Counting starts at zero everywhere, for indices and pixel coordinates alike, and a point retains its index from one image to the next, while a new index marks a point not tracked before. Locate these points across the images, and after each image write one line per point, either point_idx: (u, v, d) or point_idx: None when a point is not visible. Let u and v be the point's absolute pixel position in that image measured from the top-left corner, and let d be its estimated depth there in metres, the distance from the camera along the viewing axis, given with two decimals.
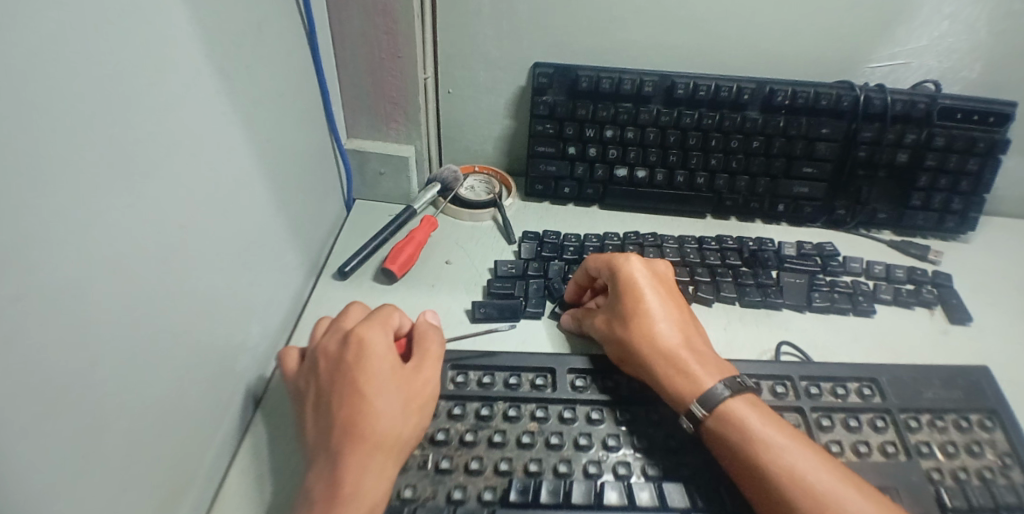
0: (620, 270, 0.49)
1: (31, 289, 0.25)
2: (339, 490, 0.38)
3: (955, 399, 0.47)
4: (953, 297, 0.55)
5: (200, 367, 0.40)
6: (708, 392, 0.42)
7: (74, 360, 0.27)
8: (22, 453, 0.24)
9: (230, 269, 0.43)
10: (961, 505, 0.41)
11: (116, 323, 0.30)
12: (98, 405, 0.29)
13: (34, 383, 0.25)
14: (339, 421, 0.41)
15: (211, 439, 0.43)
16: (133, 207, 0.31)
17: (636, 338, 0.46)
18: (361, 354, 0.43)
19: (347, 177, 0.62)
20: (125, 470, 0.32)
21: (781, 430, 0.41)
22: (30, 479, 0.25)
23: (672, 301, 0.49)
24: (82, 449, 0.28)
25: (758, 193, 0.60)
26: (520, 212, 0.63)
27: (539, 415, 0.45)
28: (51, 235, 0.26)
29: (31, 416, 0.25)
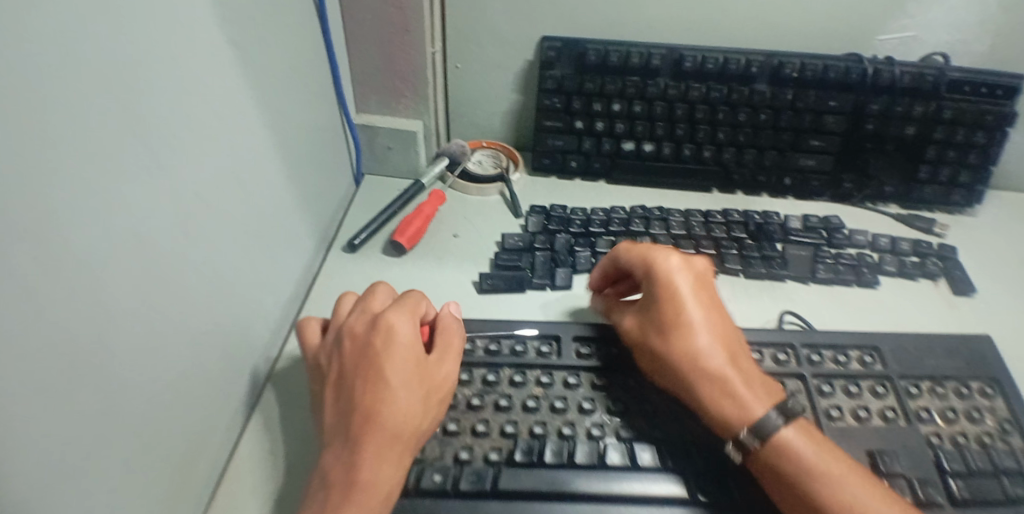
0: (660, 275, 0.46)
1: (53, 257, 0.26)
2: (355, 476, 0.38)
3: (957, 367, 0.48)
4: (958, 269, 0.55)
5: (213, 334, 0.41)
6: (759, 420, 0.40)
7: (94, 319, 0.29)
8: (45, 412, 0.26)
9: (243, 240, 0.44)
10: (959, 469, 0.42)
11: (134, 286, 0.32)
12: (117, 363, 0.31)
13: (58, 339, 0.26)
14: (359, 407, 0.41)
15: (226, 402, 0.44)
16: (150, 176, 0.33)
17: (679, 353, 0.43)
18: (388, 340, 0.44)
19: (356, 152, 0.63)
20: (145, 426, 0.34)
21: (833, 457, 0.39)
22: (60, 426, 0.27)
23: (715, 309, 0.45)
24: (105, 403, 0.30)
25: (766, 167, 0.60)
26: (526, 187, 0.64)
27: (544, 381, 0.46)
28: (74, 198, 0.27)
29: (58, 371, 0.27)
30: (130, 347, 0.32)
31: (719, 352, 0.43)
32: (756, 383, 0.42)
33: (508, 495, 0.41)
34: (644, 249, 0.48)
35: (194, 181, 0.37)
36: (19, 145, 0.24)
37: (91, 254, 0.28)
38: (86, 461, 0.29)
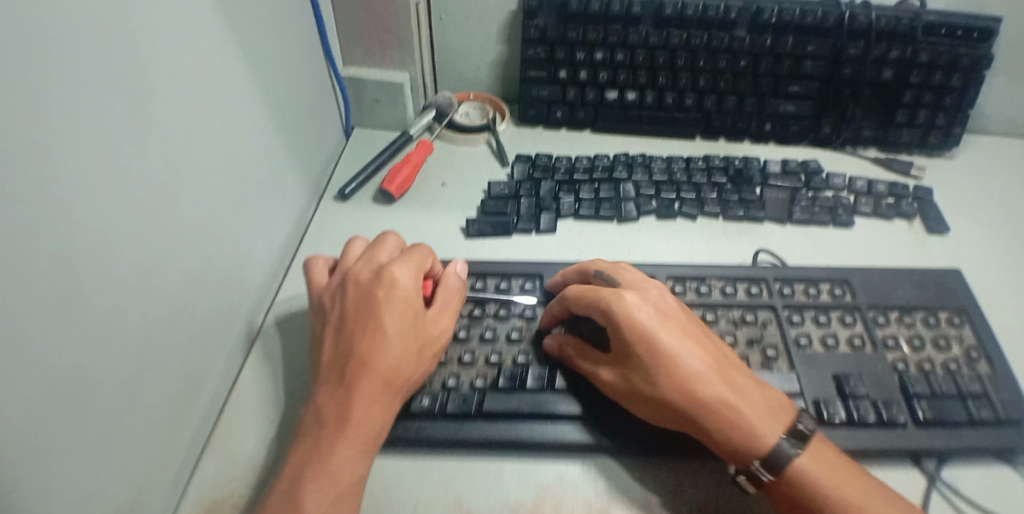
0: (621, 317, 0.41)
1: (54, 177, 0.28)
2: (347, 415, 0.38)
3: (925, 298, 0.49)
4: (932, 209, 0.57)
5: (208, 270, 0.43)
6: (773, 451, 0.37)
7: (96, 241, 0.31)
8: (54, 325, 0.28)
9: (233, 182, 0.46)
10: (922, 391, 0.44)
11: (130, 215, 0.34)
12: (120, 284, 0.33)
13: (64, 257, 0.29)
14: (355, 351, 0.41)
15: (224, 338, 0.47)
16: (139, 112, 0.34)
17: (672, 394, 0.39)
18: (391, 290, 0.43)
19: (344, 104, 0.64)
20: (148, 350, 0.36)
21: (857, 484, 0.36)
22: (71, 338, 0.29)
23: (692, 335, 0.41)
24: (110, 323, 0.33)
25: (746, 113, 0.61)
26: (513, 138, 0.65)
27: (527, 315, 0.49)
28: (69, 126, 0.29)
29: (65, 286, 0.29)
30: (131, 272, 0.34)
31: (712, 383, 0.39)
32: (755, 397, 0.39)
33: (492, 416, 0.44)
34: (595, 290, 0.44)
35: (183, 120, 0.39)
36: (14, 68, 0.25)
37: (91, 177, 0.30)
38: (97, 375, 0.32)
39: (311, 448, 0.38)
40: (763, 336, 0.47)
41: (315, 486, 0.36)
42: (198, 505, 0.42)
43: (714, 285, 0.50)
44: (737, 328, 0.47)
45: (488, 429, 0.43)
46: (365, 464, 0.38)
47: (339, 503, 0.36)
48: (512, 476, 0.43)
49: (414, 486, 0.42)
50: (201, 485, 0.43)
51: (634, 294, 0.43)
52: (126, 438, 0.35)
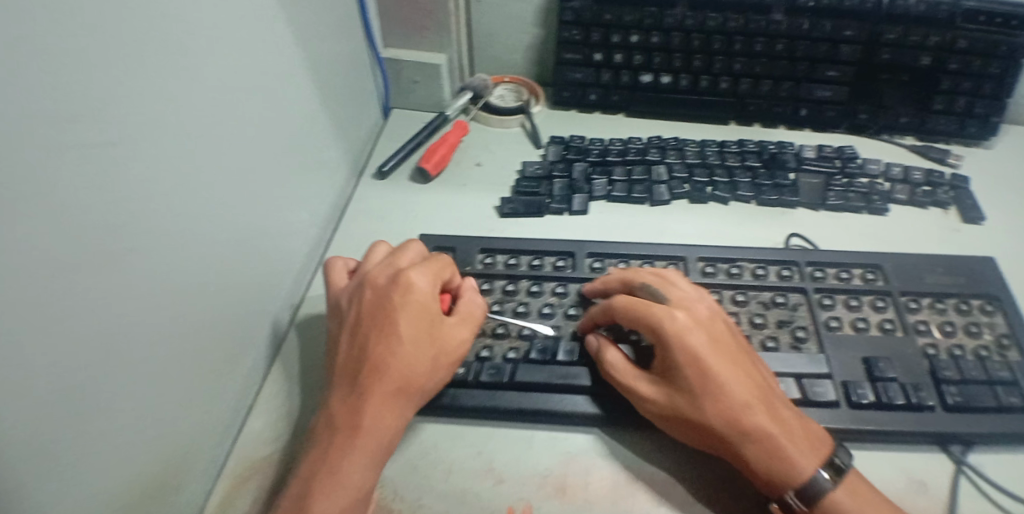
0: (673, 340, 0.40)
1: (115, 143, 0.30)
2: (357, 422, 0.39)
3: (958, 285, 0.49)
4: (968, 197, 0.57)
5: (254, 241, 0.46)
6: (810, 482, 0.37)
7: (150, 206, 0.33)
8: (112, 281, 0.31)
9: (278, 158, 0.48)
10: (952, 375, 0.44)
11: (180, 184, 0.36)
12: (172, 248, 0.36)
13: (121, 219, 0.31)
14: (369, 359, 0.41)
15: (269, 305, 0.49)
16: (190, 88, 0.36)
17: (718, 421, 0.39)
18: (407, 295, 0.43)
19: (383, 85, 0.66)
20: (197, 313, 0.39)
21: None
22: (127, 294, 0.32)
23: (738, 361, 0.40)
24: (164, 284, 0.35)
25: (781, 97, 0.61)
26: (547, 120, 0.66)
27: (559, 291, 0.50)
28: (127, 96, 0.31)
29: (123, 247, 0.31)
30: (182, 238, 0.36)
31: (757, 414, 0.38)
32: (796, 429, 0.39)
33: (523, 387, 0.46)
34: (647, 305, 0.42)
35: (230, 96, 0.41)
36: (75, 41, 0.27)
37: (148, 143, 0.33)
38: (149, 331, 0.34)
39: (323, 452, 0.39)
40: (793, 318, 0.48)
41: (326, 493, 0.37)
42: (245, 460, 0.45)
43: (746, 268, 0.50)
44: (767, 310, 0.48)
45: (520, 398, 0.45)
46: (376, 470, 0.40)
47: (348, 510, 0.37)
48: (542, 444, 0.45)
49: (448, 449, 0.45)
50: (248, 442, 0.46)
51: (685, 314, 0.42)
52: (179, 392, 0.38)
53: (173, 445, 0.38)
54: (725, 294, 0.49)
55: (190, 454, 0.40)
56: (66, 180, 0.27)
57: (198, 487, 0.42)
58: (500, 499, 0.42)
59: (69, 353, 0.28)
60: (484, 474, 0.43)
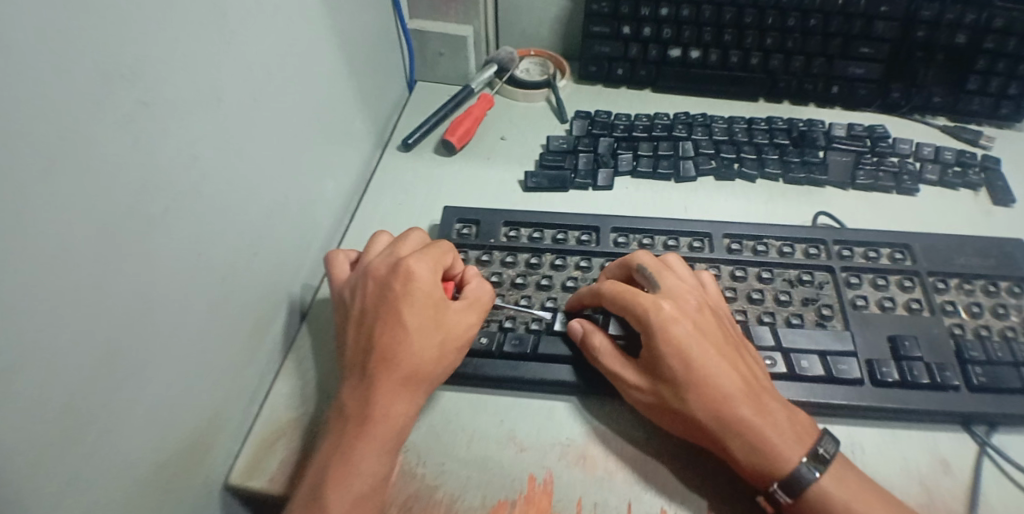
0: (662, 333, 0.40)
1: (147, 111, 0.31)
2: (367, 411, 0.40)
3: (987, 266, 0.49)
4: (999, 179, 0.56)
5: (283, 209, 0.46)
6: (791, 474, 0.36)
7: (179, 173, 0.34)
8: (142, 246, 0.32)
9: (307, 127, 0.48)
10: (978, 356, 0.44)
11: (209, 154, 0.37)
12: (201, 215, 0.36)
13: (150, 185, 0.32)
14: (376, 349, 0.41)
15: (296, 273, 0.50)
16: (221, 57, 0.37)
17: (703, 413, 0.39)
18: (407, 284, 0.43)
19: (409, 57, 0.66)
20: (224, 280, 0.40)
21: (881, 505, 0.36)
22: (158, 260, 0.33)
23: (727, 354, 0.40)
24: (191, 251, 0.36)
25: (813, 74, 0.60)
26: (572, 94, 0.65)
27: (583, 265, 0.50)
28: (158, 65, 0.32)
29: (152, 212, 0.32)
30: (210, 206, 0.37)
31: (741, 407, 0.38)
32: (784, 422, 0.38)
33: (546, 358, 0.46)
34: (635, 295, 0.42)
35: (260, 65, 0.41)
36: (107, 9, 0.28)
37: (179, 109, 0.34)
38: (177, 294, 0.35)
39: (334, 443, 0.39)
40: (819, 296, 0.48)
41: (338, 482, 0.37)
42: (272, 423, 0.46)
43: (772, 245, 0.50)
44: (793, 287, 0.48)
45: (543, 369, 0.45)
46: (389, 459, 0.39)
47: (364, 498, 0.38)
48: (565, 414, 0.45)
49: (471, 418, 0.45)
50: (275, 405, 0.47)
51: (673, 305, 0.41)
52: (207, 354, 0.39)
53: (202, 405, 0.39)
54: (750, 271, 0.49)
55: (220, 414, 0.42)
56: (101, 146, 0.28)
57: (229, 447, 0.43)
58: (522, 468, 0.42)
59: (98, 312, 0.29)
60: (506, 443, 0.43)
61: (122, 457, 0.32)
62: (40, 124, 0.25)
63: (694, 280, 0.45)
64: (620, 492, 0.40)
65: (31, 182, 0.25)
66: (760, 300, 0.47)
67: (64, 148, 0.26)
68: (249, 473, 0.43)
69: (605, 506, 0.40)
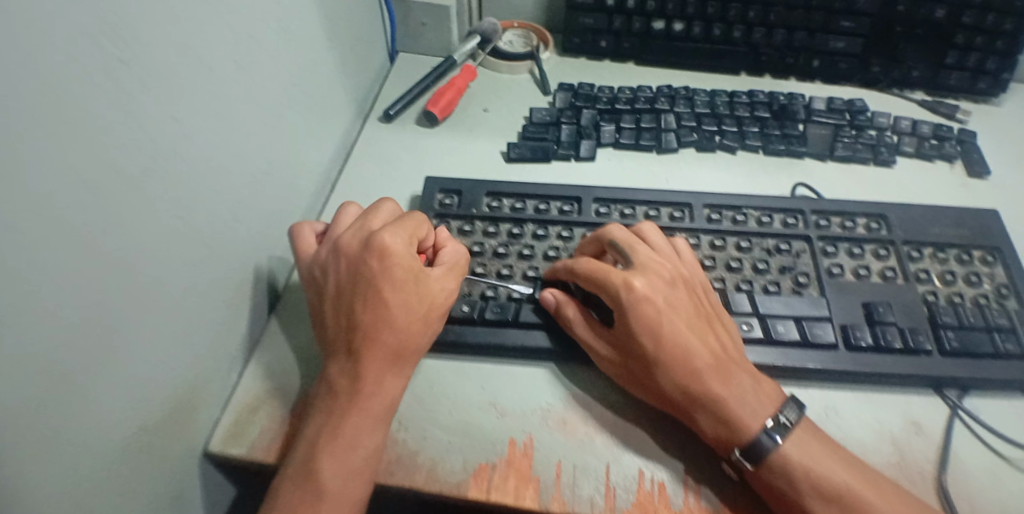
0: (635, 310, 0.40)
1: (127, 70, 0.30)
2: (356, 388, 0.39)
3: (962, 236, 0.50)
4: (975, 152, 0.57)
5: (264, 176, 0.46)
6: (751, 442, 0.37)
7: (161, 135, 0.34)
8: (123, 207, 0.31)
9: (288, 93, 0.48)
10: (951, 321, 0.45)
11: (191, 117, 0.36)
12: (181, 179, 0.36)
13: (131, 146, 0.31)
14: (360, 326, 0.41)
15: (277, 241, 0.49)
16: (201, 17, 0.36)
17: (673, 387, 0.39)
18: (384, 260, 0.42)
19: (390, 26, 0.65)
20: (205, 246, 0.39)
21: (842, 466, 0.36)
22: (140, 222, 0.33)
23: (696, 327, 0.40)
24: (172, 215, 0.35)
25: (795, 48, 0.60)
26: (556, 67, 0.65)
27: (565, 235, 0.50)
28: (138, 22, 0.31)
29: (131, 173, 0.32)
30: (190, 170, 0.37)
31: (707, 380, 0.38)
32: (746, 393, 0.38)
33: (528, 326, 0.46)
34: (605, 272, 0.42)
35: (242, 27, 0.40)
36: None
37: (158, 66, 0.33)
38: (159, 257, 0.35)
39: (325, 420, 0.39)
40: (796, 265, 0.48)
41: (335, 453, 0.37)
42: (254, 390, 0.45)
43: (751, 215, 0.51)
44: (770, 256, 0.49)
45: (524, 336, 0.46)
46: (383, 430, 0.40)
47: (359, 472, 0.38)
48: (545, 380, 0.45)
49: (453, 384, 0.45)
50: (256, 372, 0.46)
51: (643, 281, 0.41)
52: (188, 321, 0.39)
53: (183, 371, 0.39)
54: (729, 240, 0.49)
55: (201, 381, 0.41)
56: (80, 102, 0.28)
57: (210, 413, 0.43)
58: (503, 432, 0.42)
59: (80, 273, 0.29)
60: (487, 409, 0.43)
61: (102, 420, 0.32)
62: (20, 74, 0.24)
63: (668, 250, 0.45)
64: (600, 455, 0.41)
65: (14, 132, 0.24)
66: (738, 268, 0.48)
67: (41, 98, 0.26)
68: (232, 438, 0.43)
69: (585, 468, 0.40)
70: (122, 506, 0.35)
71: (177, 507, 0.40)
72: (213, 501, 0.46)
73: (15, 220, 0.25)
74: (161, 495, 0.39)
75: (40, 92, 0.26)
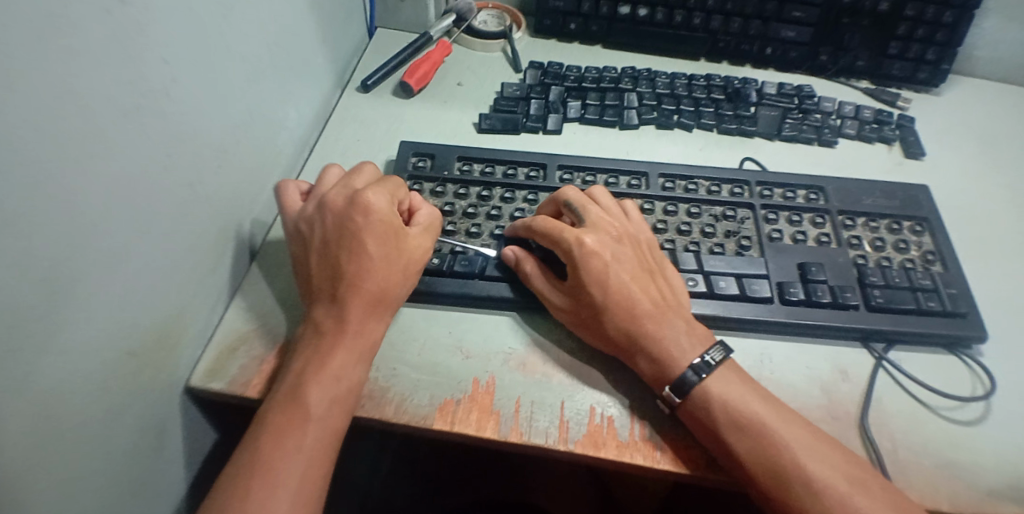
0: (589, 265, 0.44)
1: (120, 13, 0.33)
2: (341, 329, 0.42)
3: (893, 207, 0.55)
4: (912, 135, 0.62)
5: (246, 131, 0.48)
6: (678, 378, 0.41)
7: (151, 80, 0.36)
8: (115, 140, 0.34)
9: (271, 55, 0.50)
10: (878, 281, 0.49)
11: (179, 65, 0.39)
12: (169, 124, 0.38)
13: (123, 86, 0.34)
14: (344, 273, 0.44)
15: (257, 196, 0.52)
16: None
17: (617, 332, 0.43)
18: (368, 216, 0.45)
19: (370, 2, 0.68)
20: (190, 190, 0.42)
21: (758, 400, 0.40)
22: (131, 157, 0.35)
23: (642, 279, 0.45)
24: (160, 155, 0.38)
25: (750, 35, 0.65)
26: (527, 47, 0.69)
27: (531, 198, 0.53)
28: None
29: (122, 111, 0.34)
30: (178, 116, 0.39)
31: (648, 324, 0.43)
32: (679, 334, 0.42)
33: (492, 278, 0.49)
34: (559, 228, 0.46)
35: None
36: None
37: (153, 12, 0.36)
38: (147, 193, 0.37)
39: (313, 355, 0.42)
40: (740, 230, 0.52)
41: (319, 381, 0.40)
42: (233, 332, 0.48)
43: (701, 185, 0.55)
44: (717, 221, 0.53)
45: (490, 287, 0.49)
46: (365, 366, 0.43)
47: (340, 400, 0.41)
48: (507, 327, 0.48)
49: (419, 329, 0.48)
50: (235, 317, 0.49)
51: (593, 237, 0.45)
52: (172, 262, 0.41)
53: (165, 307, 0.41)
54: (680, 206, 0.53)
55: (183, 321, 0.44)
56: (77, 38, 0.30)
57: (192, 351, 0.45)
58: (467, 372, 0.45)
59: (73, 198, 0.31)
60: (453, 351, 0.47)
61: (91, 339, 0.34)
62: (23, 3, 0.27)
63: (616, 211, 0.49)
64: (556, 392, 0.44)
65: (14, 49, 0.27)
66: (688, 231, 0.52)
67: (40, 23, 0.28)
68: (212, 375, 0.45)
69: (541, 403, 0.44)
70: (109, 423, 0.37)
71: (157, 436, 0.43)
72: (193, 438, 0.48)
73: (15, 131, 0.28)
74: (144, 423, 0.41)
75: (40, 17, 0.28)
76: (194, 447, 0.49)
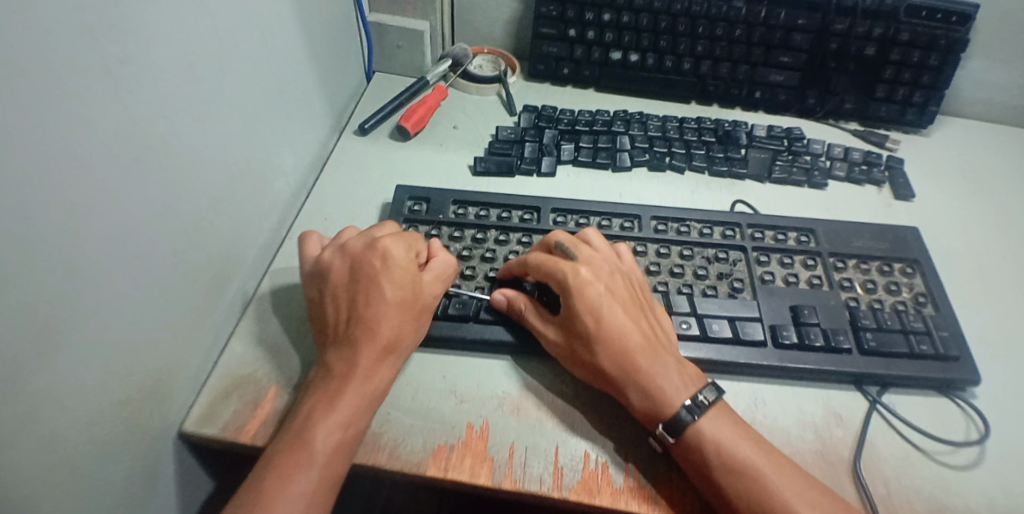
0: (586, 297, 0.45)
1: (125, 69, 0.34)
2: (352, 375, 0.42)
3: (883, 249, 0.55)
4: (901, 177, 0.63)
5: (244, 175, 0.49)
6: (672, 417, 0.40)
7: (152, 131, 0.37)
8: (114, 191, 0.35)
9: (270, 101, 0.52)
10: (870, 324, 0.49)
11: (179, 115, 0.40)
12: (168, 172, 0.39)
13: (125, 137, 0.35)
14: (359, 317, 0.44)
15: (255, 239, 0.52)
16: (193, 27, 0.40)
17: (611, 365, 0.43)
18: (387, 262, 0.47)
19: (368, 48, 0.70)
20: (187, 235, 0.42)
21: (753, 446, 0.40)
22: (129, 206, 0.36)
23: (637, 317, 0.45)
24: (158, 202, 0.39)
25: (738, 79, 0.67)
26: (521, 91, 0.71)
27: (525, 240, 0.54)
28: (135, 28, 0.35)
29: (123, 161, 0.35)
30: (177, 164, 0.40)
31: (641, 358, 0.43)
32: (672, 372, 0.42)
33: (485, 322, 0.49)
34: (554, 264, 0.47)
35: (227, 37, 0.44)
36: None
37: (156, 66, 0.37)
38: (143, 240, 0.38)
39: (320, 398, 0.42)
40: (732, 272, 0.53)
41: (324, 425, 0.40)
42: (227, 376, 0.48)
43: (694, 227, 0.56)
44: (709, 264, 0.53)
45: (483, 330, 0.49)
46: (371, 414, 0.43)
47: (343, 445, 0.40)
48: (501, 372, 0.48)
49: (415, 373, 0.48)
50: (230, 360, 0.49)
51: (587, 269, 0.46)
52: (167, 306, 0.41)
53: (160, 352, 0.41)
54: (673, 249, 0.54)
55: (176, 365, 0.44)
56: (82, 95, 0.31)
57: (186, 395, 0.45)
58: (461, 417, 0.45)
59: (73, 247, 0.32)
60: (447, 396, 0.46)
61: (85, 387, 0.34)
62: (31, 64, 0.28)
63: (608, 250, 0.50)
64: (550, 437, 0.44)
65: (27, 113, 0.28)
66: (680, 274, 0.52)
67: (51, 86, 0.29)
68: (206, 420, 0.45)
69: (535, 449, 0.43)
70: (99, 473, 0.37)
71: (148, 483, 0.42)
72: (184, 484, 0.47)
73: (19, 190, 0.28)
74: (136, 470, 0.40)
75: (51, 81, 0.29)
76: (185, 494, 0.48)
